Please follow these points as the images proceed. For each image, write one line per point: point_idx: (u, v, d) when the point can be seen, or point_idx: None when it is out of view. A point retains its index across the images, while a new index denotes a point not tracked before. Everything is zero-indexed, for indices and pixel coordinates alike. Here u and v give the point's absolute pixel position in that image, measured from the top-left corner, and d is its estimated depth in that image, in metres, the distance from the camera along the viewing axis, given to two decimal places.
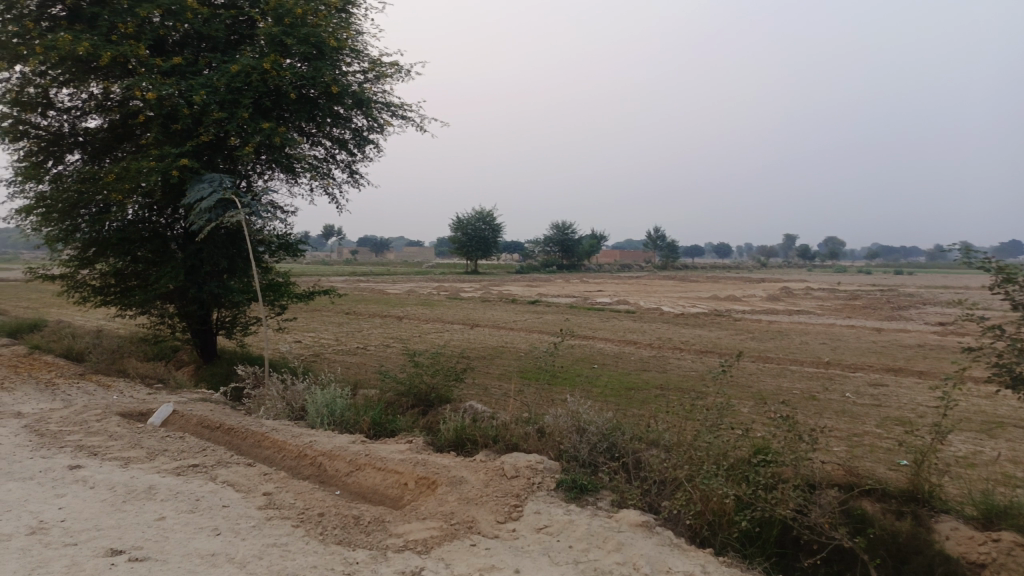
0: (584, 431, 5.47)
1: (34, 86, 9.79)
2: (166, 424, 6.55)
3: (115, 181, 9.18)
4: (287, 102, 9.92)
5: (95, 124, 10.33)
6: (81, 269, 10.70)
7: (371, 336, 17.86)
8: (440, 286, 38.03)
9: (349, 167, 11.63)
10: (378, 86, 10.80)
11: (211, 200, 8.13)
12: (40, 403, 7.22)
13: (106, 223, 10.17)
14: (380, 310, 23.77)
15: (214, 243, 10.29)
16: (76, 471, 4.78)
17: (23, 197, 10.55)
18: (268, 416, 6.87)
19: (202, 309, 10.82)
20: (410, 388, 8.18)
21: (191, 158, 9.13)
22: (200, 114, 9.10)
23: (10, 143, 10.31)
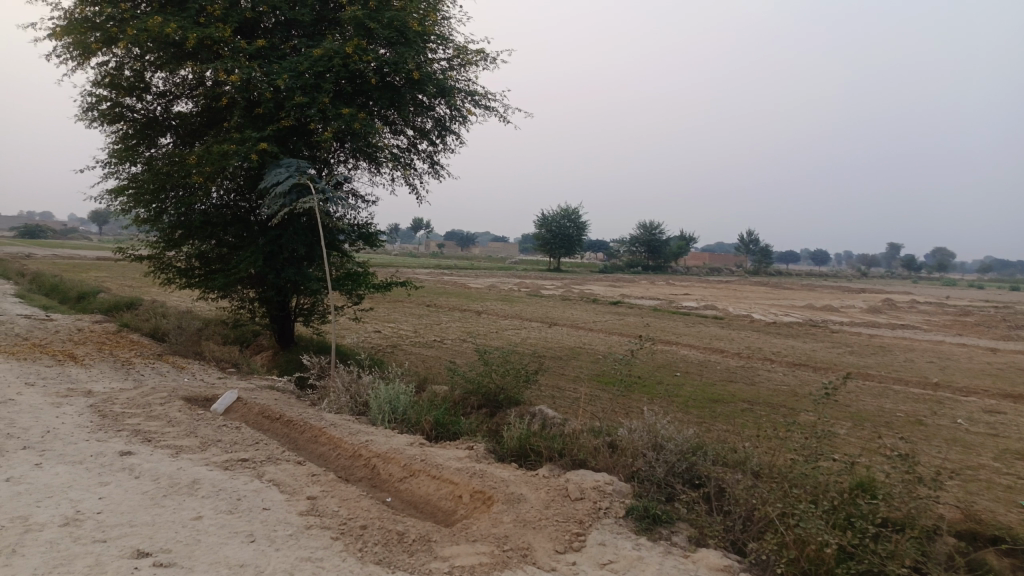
0: (661, 450, 4.93)
1: (130, 69, 10.04)
2: (228, 412, 6.43)
3: (199, 163, 9.24)
4: (370, 88, 9.75)
5: (186, 108, 10.50)
6: (168, 250, 10.91)
7: (449, 329, 17.70)
8: (522, 282, 37.77)
9: (432, 158, 11.41)
10: (463, 74, 10.47)
11: (286, 185, 8.00)
12: (113, 382, 7.29)
13: (192, 206, 10.31)
14: (460, 304, 23.68)
15: (294, 229, 10.23)
16: (126, 458, 4.65)
17: (117, 178, 10.86)
18: (330, 409, 6.64)
19: (280, 295, 10.79)
20: (479, 388, 7.81)
21: (272, 143, 9.08)
22: (282, 98, 9.04)
23: (107, 125, 10.63)
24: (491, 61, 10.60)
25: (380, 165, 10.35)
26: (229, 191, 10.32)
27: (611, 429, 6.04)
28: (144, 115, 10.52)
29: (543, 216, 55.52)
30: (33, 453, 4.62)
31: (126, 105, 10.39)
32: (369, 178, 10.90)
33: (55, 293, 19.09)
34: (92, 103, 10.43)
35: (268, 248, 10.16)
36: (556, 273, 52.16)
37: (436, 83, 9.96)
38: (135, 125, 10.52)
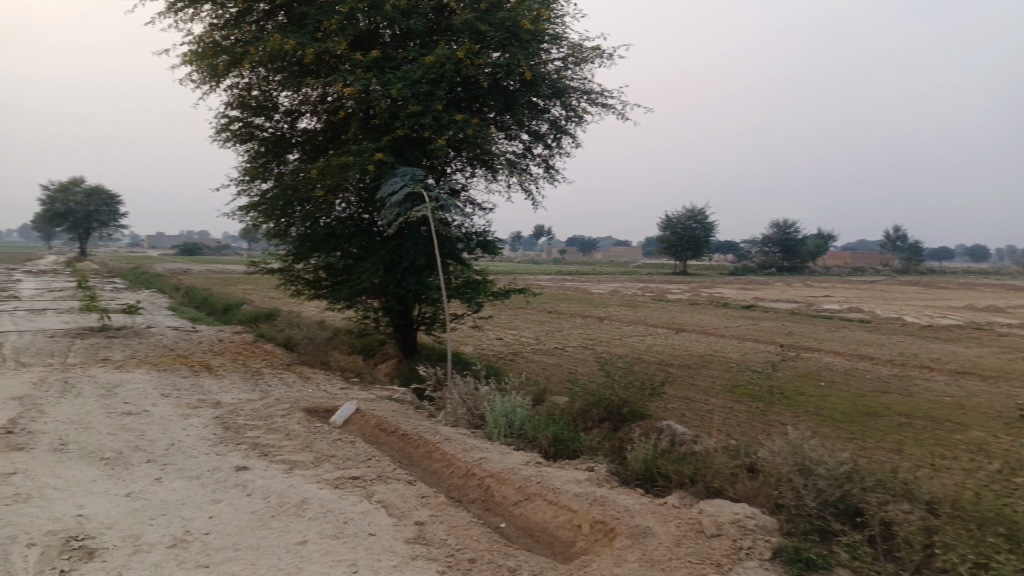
0: (811, 480, 4.29)
1: (258, 89, 10.42)
2: (346, 424, 6.34)
3: (321, 176, 9.40)
4: (484, 93, 9.57)
5: (310, 124, 10.77)
6: (296, 263, 11.22)
7: (572, 336, 17.28)
8: (647, 287, 36.77)
9: (548, 162, 11.09)
10: (578, 73, 10.07)
11: (401, 194, 7.90)
12: (241, 393, 7.45)
13: (317, 219, 10.53)
14: (583, 310, 23.21)
15: (413, 239, 10.20)
16: (241, 474, 4.59)
17: (249, 195, 11.31)
18: (446, 422, 6.41)
19: (401, 304, 10.77)
20: (601, 400, 7.35)
21: (388, 153, 9.07)
22: (397, 108, 9.02)
23: (239, 145, 11.10)
24: (607, 57, 10.15)
25: (496, 171, 10.15)
26: (351, 203, 10.46)
27: (750, 449, 5.41)
28: (272, 133, 10.90)
29: (666, 218, 53.90)
30: (155, 467, 4.67)
31: (256, 124, 10.80)
32: (486, 185, 10.73)
33: (203, 306, 20.41)
34: (225, 125, 10.93)
35: (388, 258, 10.19)
36: (682, 276, 50.49)
37: (550, 84, 9.63)
38: (264, 143, 10.91)
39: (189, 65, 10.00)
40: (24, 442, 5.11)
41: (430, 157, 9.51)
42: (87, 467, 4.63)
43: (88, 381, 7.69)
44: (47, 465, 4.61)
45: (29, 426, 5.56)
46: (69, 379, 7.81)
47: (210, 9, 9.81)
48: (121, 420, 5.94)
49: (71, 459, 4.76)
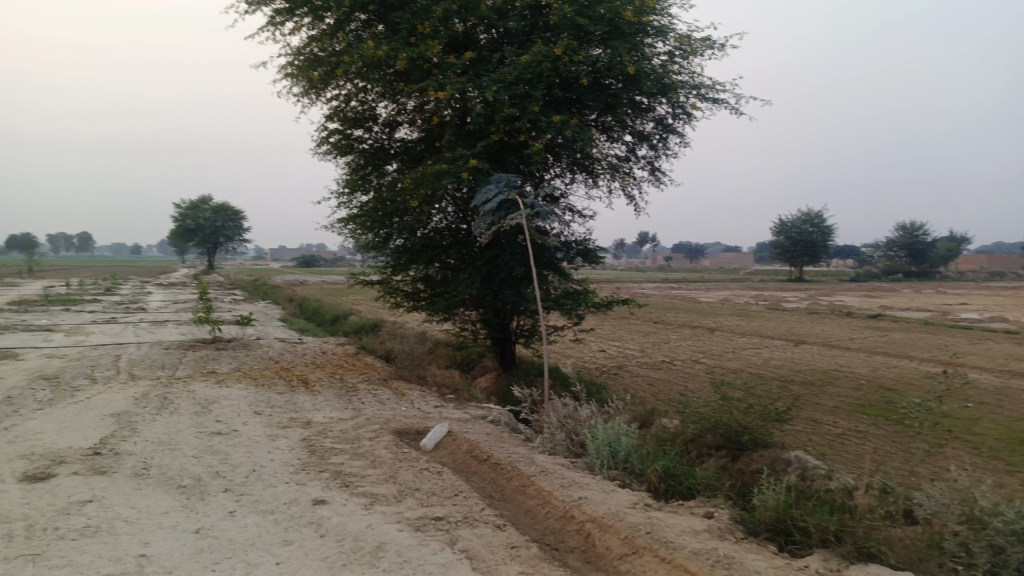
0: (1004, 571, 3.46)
1: (356, 100, 10.28)
2: (437, 448, 5.89)
3: (416, 186, 9.10)
4: (584, 92, 8.99)
5: (408, 134, 10.50)
6: (394, 275, 10.99)
7: (680, 349, 16.33)
8: (761, 295, 34.91)
9: (654, 165, 10.37)
10: (686, 66, 9.31)
11: (494, 202, 7.40)
12: (333, 411, 7.17)
13: (414, 230, 10.24)
14: (692, 320, 22.07)
15: (511, 249, 9.71)
16: (318, 508, 4.20)
17: (350, 208, 11.20)
18: (543, 449, 5.84)
19: (499, 316, 10.31)
20: (717, 425, 6.57)
21: (483, 159, 8.62)
22: (493, 111, 8.58)
23: (340, 157, 11.03)
24: (719, 48, 9.33)
25: (597, 176, 9.54)
26: (448, 213, 10.09)
27: (903, 494, 4.54)
28: (372, 145, 10.72)
29: (778, 222, 51.13)
30: (231, 499, 4.35)
31: (355, 136, 10.68)
32: (586, 191, 10.14)
33: (313, 317, 20.82)
34: (326, 138, 10.87)
35: (485, 269, 9.74)
36: (797, 283, 47.70)
37: (655, 79, 8.93)
38: (364, 155, 10.76)
39: (289, 79, 10.00)
40: (109, 465, 4.97)
41: (528, 163, 9.01)
42: (164, 495, 4.39)
43: (187, 396, 7.67)
44: (125, 493, 4.40)
45: (120, 447, 5.45)
46: (170, 394, 7.82)
47: (309, 22, 9.77)
48: (209, 441, 5.75)
49: (150, 486, 4.54)
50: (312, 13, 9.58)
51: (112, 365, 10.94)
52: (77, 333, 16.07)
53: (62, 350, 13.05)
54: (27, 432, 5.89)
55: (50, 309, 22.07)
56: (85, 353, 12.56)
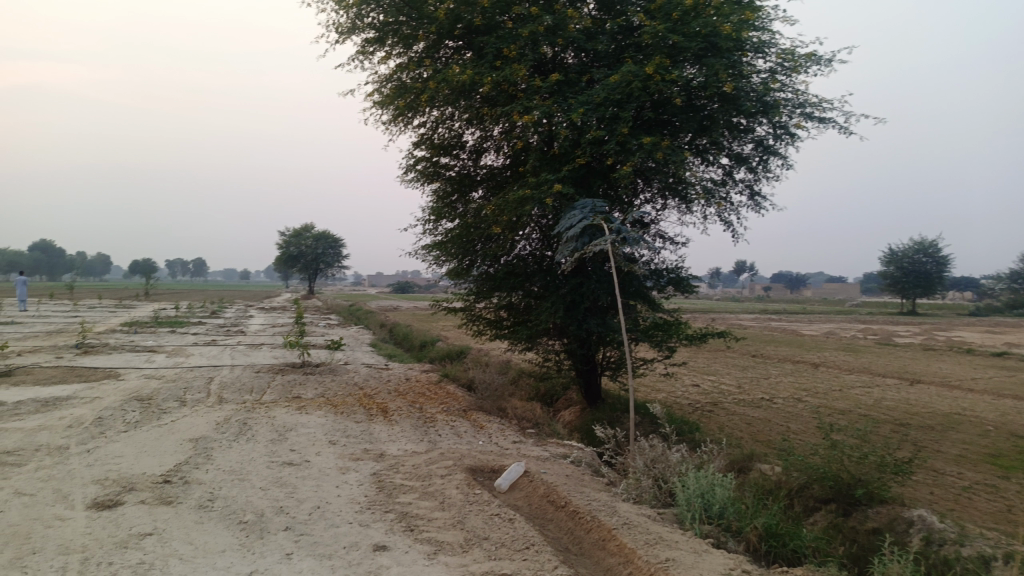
0: None
1: (443, 126, 10.19)
2: (512, 489, 5.49)
3: (500, 211, 8.84)
4: (678, 113, 8.53)
5: (494, 160, 10.28)
6: (477, 303, 10.73)
7: (780, 385, 15.32)
8: (868, 328, 32.80)
9: (752, 188, 9.76)
10: (789, 83, 8.69)
11: (578, 227, 6.99)
12: (409, 442, 6.90)
13: (497, 257, 9.96)
14: (793, 354, 20.81)
15: (597, 277, 9.25)
16: (378, 555, 3.88)
17: (435, 234, 11.07)
18: (628, 496, 5.33)
19: (584, 347, 9.84)
20: (826, 476, 5.87)
21: (568, 184, 8.25)
22: (580, 134, 8.23)
23: (427, 184, 10.94)
24: (826, 62, 8.68)
25: (690, 201, 9.02)
26: (533, 240, 9.76)
27: None
28: (459, 172, 10.57)
29: (888, 251, 48.15)
30: (290, 539, 4.10)
31: (442, 163, 10.56)
32: (679, 216, 9.63)
33: (403, 343, 20.91)
34: (413, 165, 10.82)
35: (569, 298, 9.33)
36: (909, 316, 44.62)
37: (755, 98, 8.39)
38: (450, 182, 10.61)
39: (377, 106, 10.03)
40: (176, 495, 4.84)
41: (616, 187, 8.58)
42: (224, 531, 4.19)
43: (267, 422, 7.60)
44: (185, 527, 4.24)
45: (191, 475, 5.35)
46: (251, 419, 7.79)
47: (398, 49, 9.77)
48: (279, 471, 5.58)
49: (211, 520, 4.36)
50: (400, 41, 9.57)
51: (204, 388, 11.16)
52: (178, 354, 16.68)
53: (161, 371, 13.50)
54: (107, 456, 5.91)
55: (159, 331, 23.18)
56: (181, 375, 12.93)
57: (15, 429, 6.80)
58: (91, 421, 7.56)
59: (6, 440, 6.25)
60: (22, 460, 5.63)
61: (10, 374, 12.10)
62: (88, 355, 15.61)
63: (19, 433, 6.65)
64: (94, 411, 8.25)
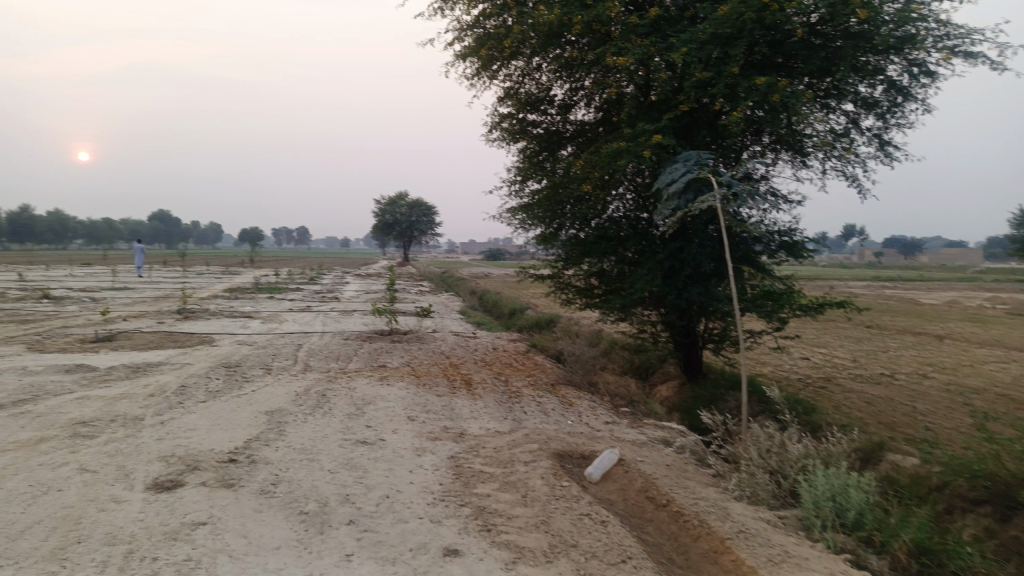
0: None
1: (530, 79, 9.48)
2: (605, 480, 4.86)
3: (592, 168, 8.07)
4: (797, 51, 7.49)
5: (584, 115, 9.44)
6: (566, 270, 10.04)
7: (901, 359, 13.93)
8: (997, 297, 29.95)
9: (882, 138, 8.58)
10: (932, 10, 7.46)
11: (681, 182, 6.16)
12: (492, 418, 6.36)
13: (588, 220, 9.21)
14: (914, 325, 19.10)
15: (699, 239, 8.33)
16: (448, 562, 3.34)
17: (521, 197, 10.41)
18: (741, 494, 4.58)
19: (684, 318, 9.01)
20: (980, 473, 4.91)
21: (669, 135, 7.39)
22: (682, 78, 7.34)
23: (513, 143, 10.26)
24: None
25: (808, 153, 7.99)
26: (627, 200, 8.94)
27: None
28: (547, 129, 9.81)
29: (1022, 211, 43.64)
30: (353, 536, 3.63)
31: (529, 120, 9.85)
32: (794, 172, 8.60)
33: (493, 310, 20.48)
34: (498, 123, 10.16)
35: (668, 264, 8.50)
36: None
37: (889, 30, 7.23)
38: (537, 140, 9.88)
39: (460, 59, 9.42)
40: (239, 476, 4.49)
41: (723, 138, 7.64)
42: (281, 523, 3.76)
43: (345, 392, 7.26)
44: (242, 516, 3.84)
45: (258, 453, 5.00)
46: (331, 388, 7.48)
47: None
48: (351, 449, 5.16)
49: (270, 509, 3.94)
50: None
51: (292, 355, 11.06)
52: (273, 320, 16.86)
53: (254, 337, 13.58)
54: (180, 429, 5.68)
55: (258, 297, 23.76)
56: (272, 341, 12.94)
57: (98, 398, 6.73)
58: (174, 389, 7.45)
59: (84, 411, 6.14)
60: (96, 432, 5.46)
61: (112, 339, 12.42)
62: (188, 321, 15.99)
63: (101, 402, 6.57)
64: (179, 379, 8.17)
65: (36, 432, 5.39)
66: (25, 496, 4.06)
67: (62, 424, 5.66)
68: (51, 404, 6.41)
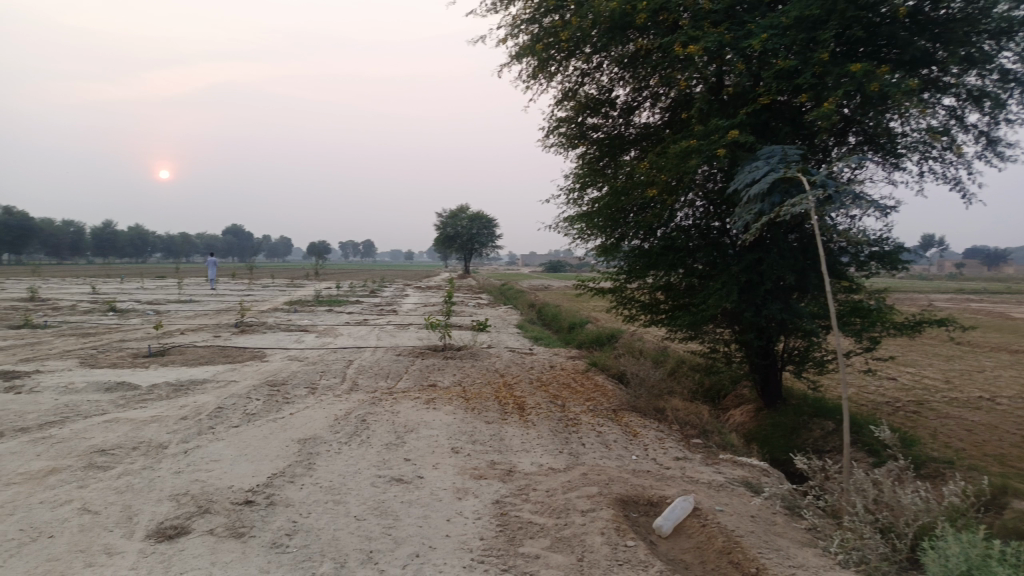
0: None
1: (590, 78, 8.81)
2: (677, 535, 4.11)
3: (659, 171, 7.32)
4: (896, 37, 6.57)
5: (649, 116, 8.67)
6: (629, 283, 9.27)
7: (1003, 380, 12.60)
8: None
9: (990, 135, 7.55)
10: None
11: (764, 182, 5.36)
12: (546, 451, 5.67)
13: (654, 229, 8.43)
14: (1011, 342, 17.52)
15: (779, 249, 7.46)
16: None
17: (580, 206, 9.70)
18: (845, 557, 3.75)
19: (762, 337, 8.13)
20: None
21: (746, 132, 6.59)
22: (762, 67, 6.56)
23: (571, 149, 9.58)
24: None
25: (905, 152, 7.04)
26: (697, 207, 8.12)
27: None
28: (608, 132, 9.06)
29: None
30: None
31: (589, 124, 9.12)
32: (887, 175, 7.63)
33: (552, 324, 19.73)
34: (555, 127, 9.48)
35: (745, 277, 7.64)
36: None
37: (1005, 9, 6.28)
38: (598, 144, 9.13)
39: (514, 58, 8.82)
40: (252, 522, 3.91)
41: (809, 135, 6.78)
42: None
43: (386, 416, 6.67)
44: None
45: (279, 492, 4.44)
46: (372, 411, 6.91)
47: None
48: (384, 488, 4.54)
49: (279, 569, 3.35)
50: None
51: (341, 372, 10.60)
52: (327, 335, 16.55)
53: (305, 352, 13.22)
54: (202, 460, 5.18)
55: (317, 310, 23.62)
56: (324, 357, 12.54)
57: (127, 421, 6.33)
58: (210, 411, 7.02)
59: (108, 437, 5.71)
60: (113, 463, 5.00)
61: (164, 354, 12.25)
62: (243, 334, 15.81)
63: (129, 425, 6.16)
64: (218, 399, 7.76)
65: (50, 462, 4.98)
66: (10, 544, 3.57)
67: (80, 452, 5.24)
68: (77, 428, 6.03)
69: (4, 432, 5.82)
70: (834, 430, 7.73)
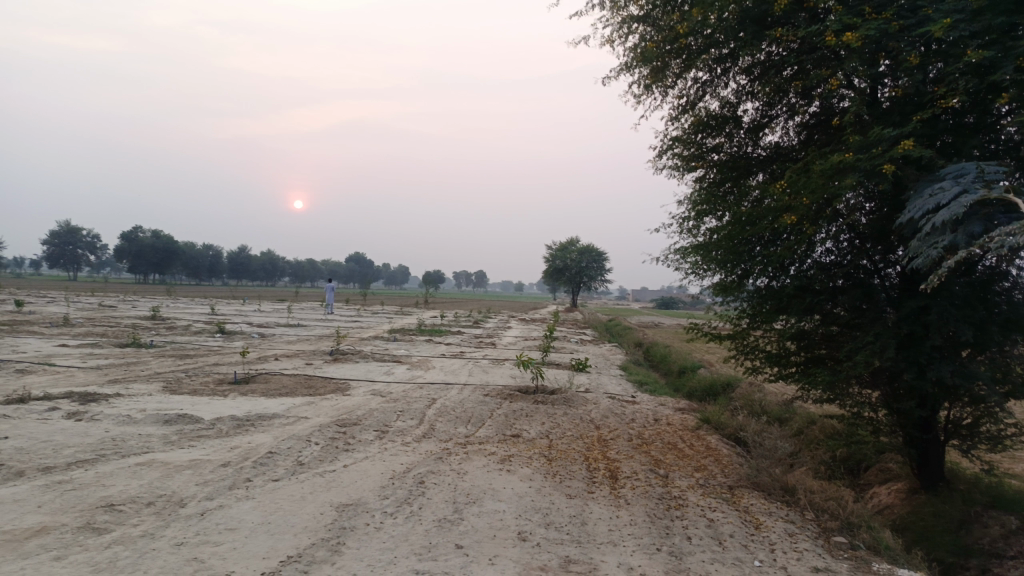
0: None
1: (711, 91, 7.58)
2: None
3: (796, 194, 5.95)
4: None
5: (782, 134, 7.31)
6: (752, 329, 7.83)
7: None
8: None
9: None
10: None
11: (953, 205, 3.95)
12: (641, 545, 4.40)
13: (786, 266, 7.01)
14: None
15: (950, 295, 5.89)
16: None
17: (694, 238, 8.38)
18: None
19: (922, 405, 6.49)
20: None
21: (917, 145, 5.16)
22: (940, 63, 5.14)
23: (686, 173, 8.32)
24: None
25: None
26: (841, 241, 6.63)
27: None
28: (730, 153, 7.66)
29: None
30: None
31: (709, 144, 7.83)
32: None
33: (660, 367, 18.17)
34: (668, 147, 8.26)
35: (903, 329, 6.09)
36: None
37: None
38: (718, 167, 7.80)
39: (623, 67, 7.73)
40: None
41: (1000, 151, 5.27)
42: None
43: (450, 478, 5.60)
44: None
45: None
46: (436, 470, 5.87)
47: None
48: None
49: None
50: None
51: (420, 413, 9.69)
52: (419, 368, 15.80)
53: (391, 387, 12.45)
54: (216, 527, 4.28)
55: (416, 340, 23.14)
56: (408, 393, 11.70)
57: (161, 465, 5.60)
58: (258, 456, 6.21)
59: (127, 487, 4.95)
60: (113, 525, 4.19)
61: (248, 381, 11.81)
62: (335, 363, 15.34)
63: (160, 472, 5.41)
64: (275, 440, 6.98)
65: (46, 518, 4.23)
66: None
67: (86, 506, 4.49)
68: (103, 471, 5.34)
69: (25, 471, 5.20)
70: (1020, 530, 5.97)
